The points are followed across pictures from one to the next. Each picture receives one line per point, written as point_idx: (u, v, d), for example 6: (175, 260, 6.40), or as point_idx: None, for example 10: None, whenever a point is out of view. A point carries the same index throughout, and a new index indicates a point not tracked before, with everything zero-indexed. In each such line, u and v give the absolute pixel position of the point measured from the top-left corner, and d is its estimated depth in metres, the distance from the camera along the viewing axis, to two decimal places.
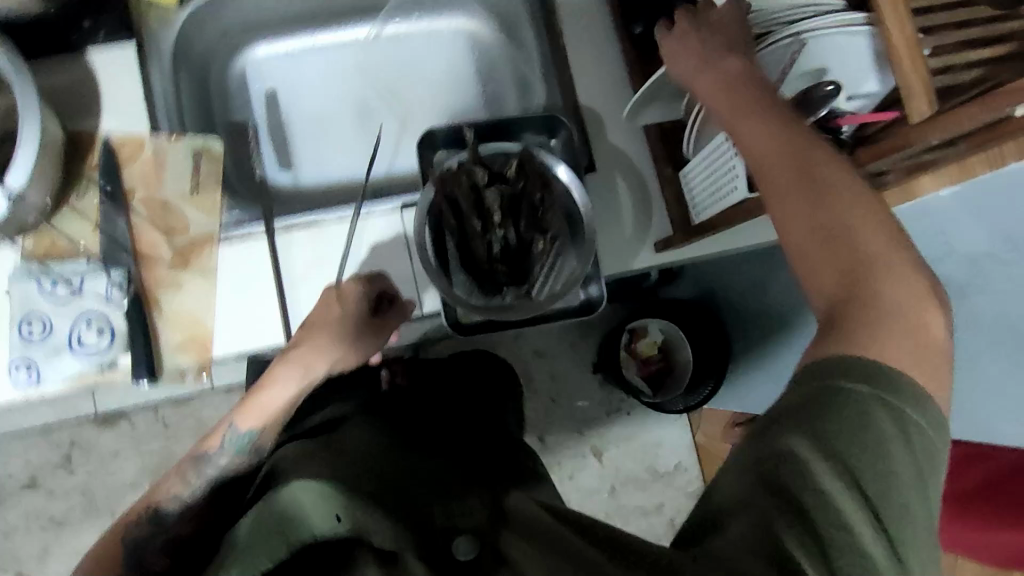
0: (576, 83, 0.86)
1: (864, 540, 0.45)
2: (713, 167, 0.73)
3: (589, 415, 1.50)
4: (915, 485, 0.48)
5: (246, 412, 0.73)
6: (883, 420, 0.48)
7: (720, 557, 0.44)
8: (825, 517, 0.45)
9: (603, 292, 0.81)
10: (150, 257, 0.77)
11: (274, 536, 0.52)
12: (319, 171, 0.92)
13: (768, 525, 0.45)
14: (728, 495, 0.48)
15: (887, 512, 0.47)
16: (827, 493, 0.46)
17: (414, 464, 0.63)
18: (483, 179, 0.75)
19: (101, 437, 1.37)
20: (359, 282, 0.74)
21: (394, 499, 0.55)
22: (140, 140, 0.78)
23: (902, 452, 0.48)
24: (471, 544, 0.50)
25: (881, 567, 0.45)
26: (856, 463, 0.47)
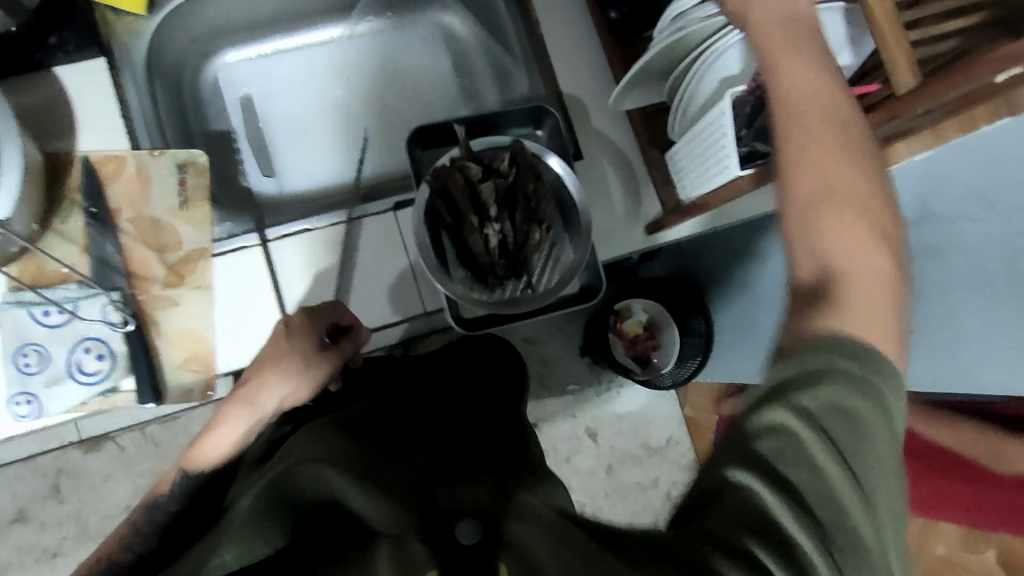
0: (557, 71, 0.86)
1: (851, 511, 0.42)
2: (699, 147, 0.74)
3: (581, 397, 1.53)
4: (884, 419, 0.44)
5: (190, 456, 0.69)
6: (830, 366, 0.45)
7: (715, 540, 0.41)
8: (806, 485, 0.42)
9: (601, 276, 0.82)
10: (143, 276, 0.76)
11: (274, 516, 0.54)
12: (302, 176, 0.91)
13: (759, 505, 0.41)
14: (707, 475, 0.45)
15: (857, 461, 0.43)
16: (818, 470, 0.42)
17: (419, 452, 0.63)
18: (476, 173, 0.75)
19: (88, 462, 1.34)
20: (304, 314, 0.74)
21: (400, 484, 0.55)
22: (121, 157, 0.76)
23: (845, 385, 0.44)
24: (474, 528, 0.49)
25: (869, 537, 0.42)
26: (836, 432, 0.43)
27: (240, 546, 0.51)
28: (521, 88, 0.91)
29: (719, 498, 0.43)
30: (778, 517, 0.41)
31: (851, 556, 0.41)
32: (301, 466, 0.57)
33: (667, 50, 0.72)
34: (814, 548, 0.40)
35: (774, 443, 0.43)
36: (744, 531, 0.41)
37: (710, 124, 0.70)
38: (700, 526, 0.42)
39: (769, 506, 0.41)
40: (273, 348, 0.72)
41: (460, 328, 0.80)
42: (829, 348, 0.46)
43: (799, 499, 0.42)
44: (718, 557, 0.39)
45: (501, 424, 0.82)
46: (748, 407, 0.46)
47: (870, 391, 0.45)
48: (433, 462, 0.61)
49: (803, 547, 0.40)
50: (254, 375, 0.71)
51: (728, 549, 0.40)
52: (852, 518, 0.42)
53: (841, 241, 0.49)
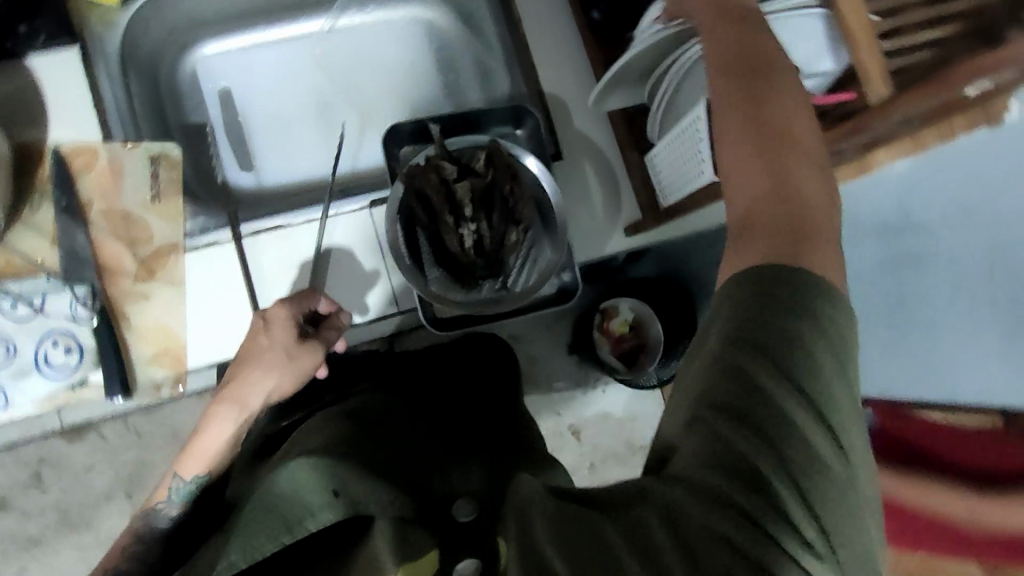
0: (538, 70, 0.86)
1: (810, 434, 0.45)
2: (677, 151, 0.73)
3: (567, 396, 1.52)
4: (832, 342, 0.47)
5: (183, 461, 0.74)
6: (768, 300, 0.48)
7: (683, 479, 0.45)
8: (760, 415, 0.45)
9: (577, 279, 0.81)
10: (113, 269, 0.75)
11: (271, 517, 0.56)
12: (281, 170, 0.90)
13: (724, 437, 0.45)
14: (670, 426, 0.49)
15: (811, 390, 0.46)
16: (771, 399, 0.45)
17: (413, 438, 0.66)
18: (451, 173, 0.75)
19: (70, 452, 1.33)
20: (284, 304, 0.71)
21: (396, 464, 0.59)
22: (94, 149, 0.75)
23: (782, 313, 0.47)
24: (470, 506, 0.52)
25: (830, 461, 0.45)
26: (783, 359, 0.46)
27: (244, 545, 0.56)
28: (503, 86, 0.90)
29: (686, 436, 0.47)
30: (756, 456, 0.44)
31: (814, 476, 0.44)
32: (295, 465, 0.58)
33: (644, 53, 0.72)
34: (782, 478, 0.43)
35: (730, 381, 0.46)
36: (711, 468, 0.44)
37: (686, 128, 0.69)
38: (676, 473, 0.46)
39: (734, 445, 0.44)
40: (253, 345, 0.72)
41: (432, 327, 0.80)
42: (770, 281, 0.48)
43: (761, 432, 0.45)
44: (691, 501, 0.43)
45: (498, 407, 0.85)
46: (705, 350, 0.50)
47: (814, 309, 0.47)
48: (425, 449, 0.64)
49: (773, 482, 0.43)
50: (241, 378, 0.72)
51: (705, 493, 0.43)
52: (815, 447, 0.45)
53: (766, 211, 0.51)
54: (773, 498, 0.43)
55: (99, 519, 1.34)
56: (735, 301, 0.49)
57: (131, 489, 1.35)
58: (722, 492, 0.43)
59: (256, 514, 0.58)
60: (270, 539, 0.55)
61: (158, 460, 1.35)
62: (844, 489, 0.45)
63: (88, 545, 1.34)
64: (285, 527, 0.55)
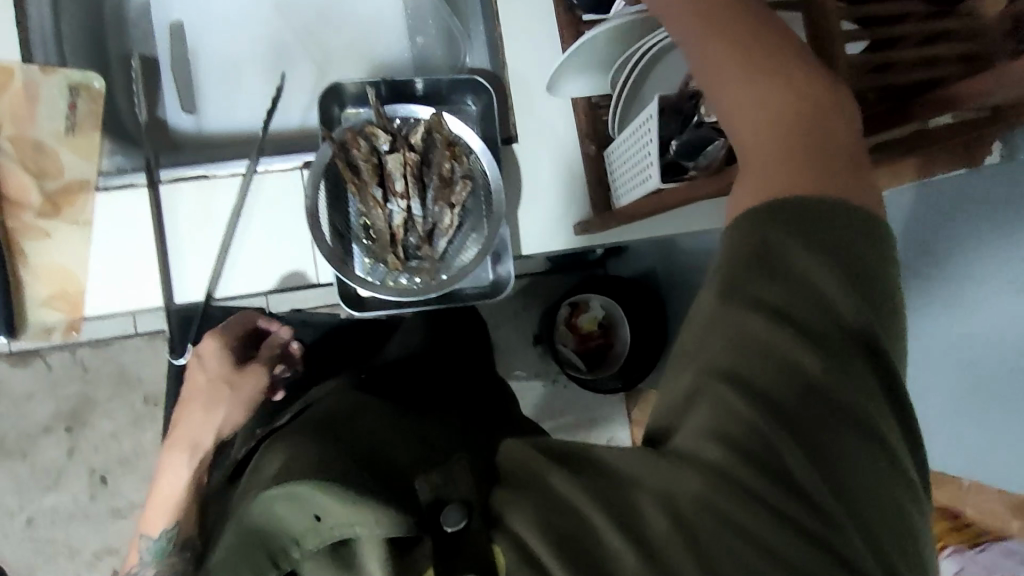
0: (503, 42, 0.79)
1: (843, 402, 0.37)
2: (631, 152, 0.67)
3: (526, 387, 1.43)
4: (884, 303, 0.38)
5: (149, 519, 0.76)
6: (806, 257, 0.38)
7: (686, 458, 0.37)
8: (780, 390, 0.37)
9: (511, 273, 0.77)
10: (17, 201, 0.71)
11: (253, 553, 0.44)
12: (225, 118, 0.84)
13: (739, 413, 0.37)
14: (675, 389, 0.40)
15: (854, 362, 0.37)
16: (792, 363, 0.37)
17: (375, 432, 0.55)
18: (384, 143, 0.71)
19: (12, 376, 1.29)
20: (210, 343, 0.84)
21: (373, 473, 0.46)
22: (10, 69, 0.70)
23: (821, 268, 0.37)
24: (461, 509, 0.36)
25: (864, 442, 0.36)
26: (805, 314, 0.38)
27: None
28: (469, 56, 0.83)
29: (690, 409, 0.38)
30: (769, 432, 0.36)
31: (842, 459, 0.36)
32: (271, 487, 0.44)
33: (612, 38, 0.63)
34: (805, 458, 0.36)
35: (750, 354, 0.38)
36: (719, 446, 0.36)
37: (637, 127, 0.63)
38: (678, 454, 0.37)
39: (754, 421, 0.36)
40: (194, 385, 0.82)
41: (351, 309, 0.74)
42: (798, 230, 0.38)
43: (786, 412, 0.37)
44: (698, 486, 0.36)
45: (485, 397, 0.79)
46: (702, 307, 0.41)
47: (870, 260, 0.38)
48: (396, 451, 0.53)
49: (802, 477, 0.35)
50: (193, 422, 0.80)
51: (711, 475, 0.36)
52: (859, 428, 0.36)
53: (794, 169, 0.40)
54: (801, 491, 0.35)
55: (34, 450, 1.29)
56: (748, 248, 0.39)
57: (71, 424, 1.31)
58: (734, 480, 0.35)
59: (236, 541, 0.46)
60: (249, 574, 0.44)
61: (100, 397, 1.31)
62: (895, 473, 0.37)
63: (19, 475, 1.28)
64: (270, 563, 0.44)
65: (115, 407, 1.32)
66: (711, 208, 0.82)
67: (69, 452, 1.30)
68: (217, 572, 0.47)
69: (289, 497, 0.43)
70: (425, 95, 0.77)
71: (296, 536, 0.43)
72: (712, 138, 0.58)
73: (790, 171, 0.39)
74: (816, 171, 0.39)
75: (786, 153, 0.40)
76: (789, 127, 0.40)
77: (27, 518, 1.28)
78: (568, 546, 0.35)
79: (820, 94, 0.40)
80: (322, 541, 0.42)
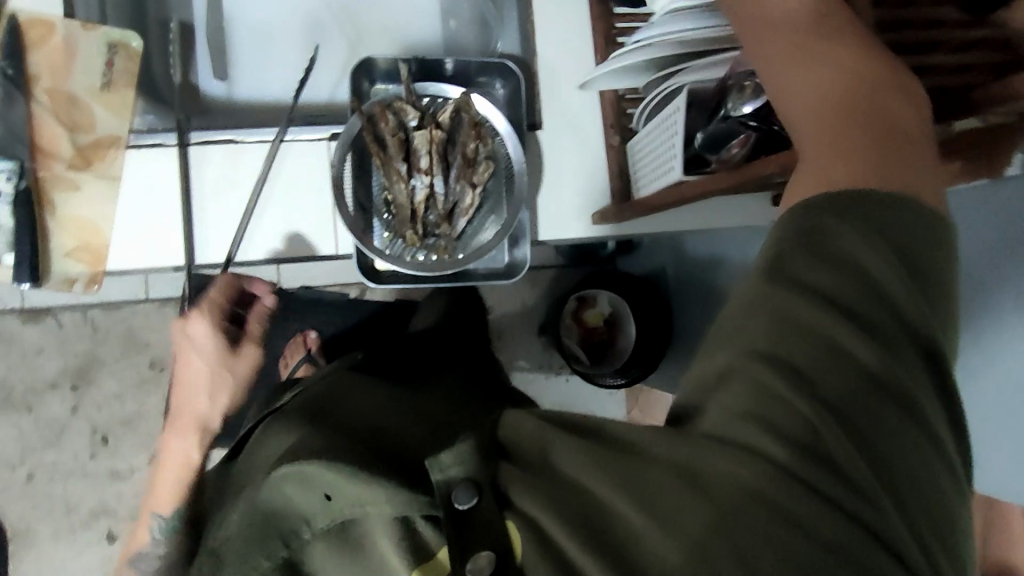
0: (535, 31, 0.79)
1: (889, 384, 0.36)
2: (657, 146, 0.67)
3: (528, 378, 1.43)
4: (927, 285, 0.38)
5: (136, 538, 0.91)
6: (848, 241, 0.37)
7: (710, 438, 0.36)
8: (817, 370, 0.36)
9: (527, 258, 0.78)
10: (47, 151, 0.72)
11: (262, 538, 0.44)
12: (254, 84, 0.84)
13: (778, 395, 0.35)
14: (706, 371, 0.40)
15: (897, 343, 0.37)
16: (835, 344, 0.36)
17: (374, 411, 0.56)
18: (412, 118, 0.72)
19: (23, 331, 1.31)
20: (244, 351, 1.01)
21: (377, 451, 0.46)
22: (51, 23, 0.72)
23: (872, 249, 0.37)
24: (470, 489, 0.37)
25: (901, 422, 0.35)
26: (850, 295, 0.37)
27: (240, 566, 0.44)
28: (500, 42, 0.84)
29: (721, 390, 0.38)
30: (809, 412, 0.35)
31: (882, 441, 0.35)
32: (281, 467, 0.44)
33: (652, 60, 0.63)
34: (845, 439, 0.35)
35: (789, 336, 0.37)
36: (753, 426, 0.35)
37: (665, 123, 0.64)
38: (704, 438, 0.36)
39: (791, 402, 0.35)
40: (190, 366, 0.72)
41: (369, 281, 0.75)
42: (843, 216, 0.38)
43: (824, 392, 0.36)
44: (734, 467, 0.34)
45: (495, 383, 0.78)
46: (741, 292, 0.40)
47: (919, 242, 0.38)
48: (398, 430, 0.53)
49: (842, 458, 0.34)
50: (194, 401, 0.73)
51: (745, 453, 0.34)
52: (899, 406, 0.36)
53: (855, 158, 0.39)
54: (843, 472, 0.34)
55: (39, 406, 1.30)
56: (793, 233, 0.39)
57: (76, 382, 1.32)
58: (768, 458, 0.34)
59: (239, 528, 0.45)
60: (261, 554, 0.43)
61: (108, 358, 1.33)
62: (933, 452, 0.36)
63: (23, 428, 1.30)
64: (283, 543, 0.43)
65: (121, 368, 1.33)
66: (723, 208, 0.83)
67: (73, 410, 1.32)
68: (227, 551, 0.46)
69: (297, 477, 0.43)
70: (454, 75, 0.78)
71: (305, 515, 0.43)
72: (736, 132, 0.57)
73: (833, 138, 0.40)
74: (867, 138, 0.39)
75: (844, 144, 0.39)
76: (840, 96, 0.40)
77: (28, 472, 1.29)
78: (589, 530, 0.35)
79: (880, 87, 0.40)
80: (332, 520, 0.42)
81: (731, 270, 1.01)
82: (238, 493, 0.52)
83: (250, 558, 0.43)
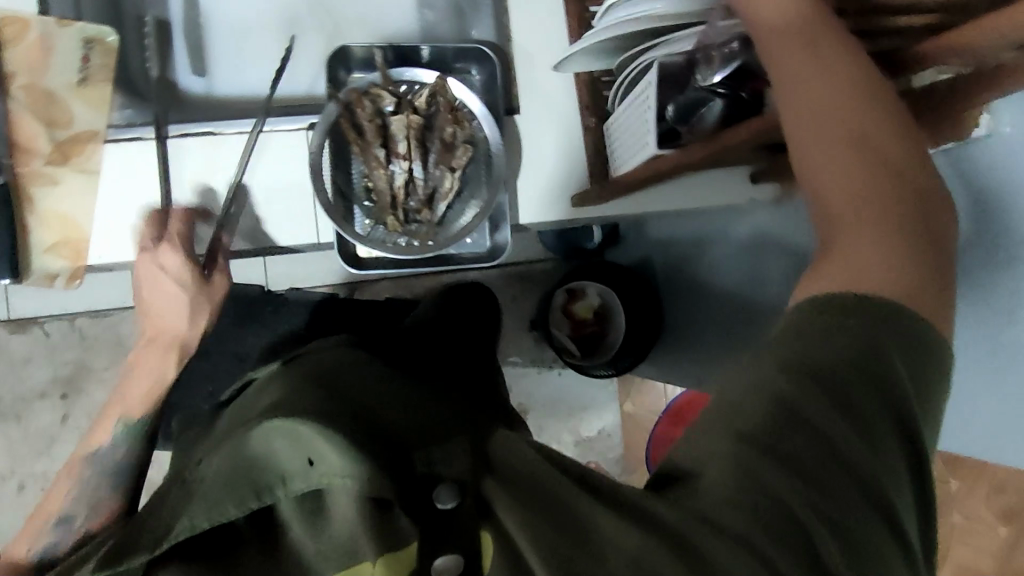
0: (510, 17, 0.80)
1: (876, 481, 0.39)
2: (631, 121, 0.68)
3: (520, 374, 1.42)
4: (910, 387, 0.42)
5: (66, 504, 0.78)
6: (843, 345, 0.41)
7: (700, 513, 0.37)
8: (812, 460, 0.38)
9: (508, 241, 0.79)
10: (27, 148, 0.72)
11: (233, 479, 0.44)
12: (232, 78, 0.84)
13: (762, 481, 0.37)
14: (699, 448, 0.41)
15: (881, 429, 0.40)
16: (830, 437, 0.39)
17: (365, 389, 0.56)
18: (389, 103, 0.73)
19: (11, 341, 1.29)
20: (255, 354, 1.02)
21: (366, 428, 0.45)
22: (27, 21, 0.73)
23: (861, 352, 0.41)
24: (452, 491, 0.42)
25: (872, 520, 0.38)
26: (848, 394, 0.40)
27: (208, 502, 0.44)
28: (477, 30, 0.85)
29: (712, 465, 0.39)
30: (797, 504, 0.37)
31: (855, 536, 0.37)
32: (270, 417, 0.44)
33: (618, 39, 0.64)
34: (824, 528, 0.37)
35: (790, 428, 0.39)
36: (740, 514, 0.37)
37: (637, 98, 0.65)
38: (698, 507, 0.38)
39: (785, 489, 0.37)
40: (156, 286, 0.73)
41: (350, 267, 0.76)
42: (847, 312, 0.42)
43: (808, 463, 0.38)
44: (726, 556, 0.35)
45: (480, 380, 0.78)
46: (750, 371, 0.42)
47: (897, 348, 0.42)
48: (385, 411, 0.52)
49: (813, 532, 0.36)
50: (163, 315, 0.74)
51: (733, 539, 0.36)
52: (877, 502, 0.38)
53: (884, 250, 0.43)
54: (815, 554, 0.36)
55: (29, 415, 1.30)
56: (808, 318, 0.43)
57: (67, 390, 1.31)
58: (753, 540, 0.36)
59: (215, 466, 0.46)
60: (231, 502, 0.44)
61: (97, 366, 1.31)
62: (896, 544, 0.39)
63: (13, 439, 1.29)
64: (255, 494, 0.44)
65: (110, 376, 1.32)
66: (702, 186, 0.84)
67: (63, 419, 1.30)
68: (204, 483, 0.46)
69: (288, 441, 0.43)
70: (430, 62, 0.79)
71: (281, 469, 0.43)
72: (706, 99, 0.59)
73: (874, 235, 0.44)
74: (868, 196, 0.45)
75: (869, 238, 0.44)
76: (852, 152, 0.45)
77: (19, 483, 1.29)
78: None
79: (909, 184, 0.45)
80: (309, 483, 0.43)
81: (716, 253, 1.01)
82: (222, 437, 0.53)
83: (219, 497, 0.44)
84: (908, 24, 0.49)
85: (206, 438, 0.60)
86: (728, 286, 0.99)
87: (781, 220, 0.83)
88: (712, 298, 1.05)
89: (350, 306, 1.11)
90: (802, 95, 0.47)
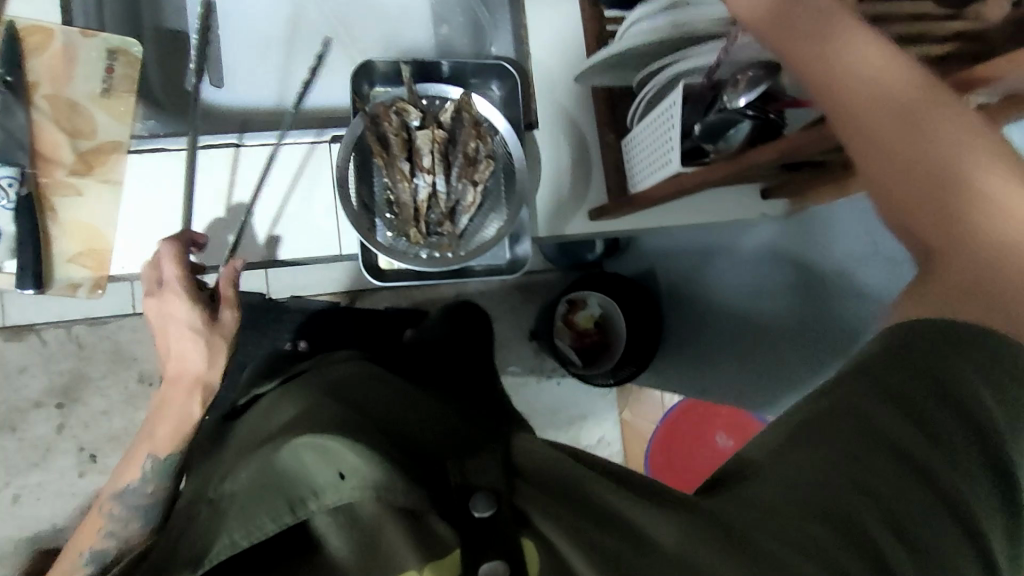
0: (530, 33, 0.82)
1: (947, 480, 0.37)
2: (651, 140, 0.70)
3: (520, 382, 1.42)
4: (1002, 401, 0.39)
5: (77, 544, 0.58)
6: (913, 350, 0.41)
7: (753, 502, 0.38)
8: (869, 452, 0.38)
9: (528, 254, 0.82)
10: (49, 158, 0.73)
11: (267, 494, 0.41)
12: (253, 91, 0.85)
13: (811, 471, 0.38)
14: (760, 446, 0.42)
15: (951, 430, 0.38)
16: (886, 431, 0.38)
17: (390, 402, 0.54)
18: (414, 119, 0.74)
19: (4, 350, 1.25)
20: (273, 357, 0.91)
21: (394, 441, 0.44)
22: (49, 30, 0.73)
23: (946, 359, 0.40)
24: (489, 499, 0.38)
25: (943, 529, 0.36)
26: (910, 393, 0.39)
27: (244, 518, 0.41)
28: (494, 45, 0.86)
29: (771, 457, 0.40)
30: (846, 492, 0.37)
31: (919, 536, 0.36)
32: (300, 433, 0.42)
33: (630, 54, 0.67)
34: (876, 515, 0.36)
35: (842, 418, 0.39)
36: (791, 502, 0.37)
37: (658, 117, 0.67)
38: (749, 495, 0.38)
39: (832, 477, 0.37)
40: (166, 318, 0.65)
41: (373, 279, 0.76)
42: (925, 330, 0.41)
43: (863, 452, 0.38)
44: (774, 547, 0.35)
45: (493, 393, 0.74)
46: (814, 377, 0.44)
47: (950, 359, 0.40)
48: (410, 418, 0.52)
49: (875, 532, 0.36)
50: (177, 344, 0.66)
51: (780, 521, 0.36)
52: (949, 507, 0.37)
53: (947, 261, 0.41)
54: (873, 551, 0.35)
55: (23, 426, 1.25)
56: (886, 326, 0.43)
57: (63, 400, 1.27)
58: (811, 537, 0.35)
59: (245, 485, 0.43)
60: (267, 515, 0.40)
61: (94, 375, 1.28)
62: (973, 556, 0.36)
63: (6, 450, 1.25)
64: (288, 508, 0.40)
65: (107, 385, 1.29)
66: (709, 201, 0.87)
67: (60, 429, 1.27)
68: (231, 503, 0.43)
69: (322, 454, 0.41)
70: (450, 76, 0.80)
71: (315, 481, 0.40)
72: (735, 120, 0.60)
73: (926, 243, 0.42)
74: (907, 182, 0.43)
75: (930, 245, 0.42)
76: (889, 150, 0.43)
77: (13, 494, 1.24)
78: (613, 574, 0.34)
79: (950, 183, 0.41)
80: (342, 497, 0.39)
81: (742, 262, 0.98)
82: (244, 452, 0.49)
83: (255, 516, 0.41)
84: (927, 54, 0.51)
85: (224, 442, 0.60)
86: (733, 297, 1.01)
87: (792, 230, 0.86)
88: (733, 309, 1.01)
89: (361, 319, 1.00)
90: (830, 86, 0.44)
